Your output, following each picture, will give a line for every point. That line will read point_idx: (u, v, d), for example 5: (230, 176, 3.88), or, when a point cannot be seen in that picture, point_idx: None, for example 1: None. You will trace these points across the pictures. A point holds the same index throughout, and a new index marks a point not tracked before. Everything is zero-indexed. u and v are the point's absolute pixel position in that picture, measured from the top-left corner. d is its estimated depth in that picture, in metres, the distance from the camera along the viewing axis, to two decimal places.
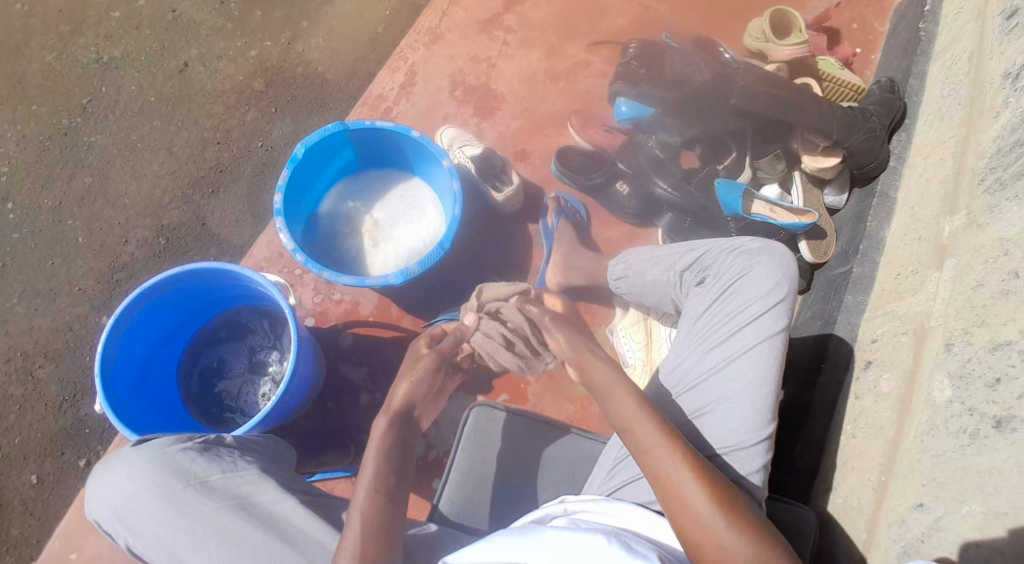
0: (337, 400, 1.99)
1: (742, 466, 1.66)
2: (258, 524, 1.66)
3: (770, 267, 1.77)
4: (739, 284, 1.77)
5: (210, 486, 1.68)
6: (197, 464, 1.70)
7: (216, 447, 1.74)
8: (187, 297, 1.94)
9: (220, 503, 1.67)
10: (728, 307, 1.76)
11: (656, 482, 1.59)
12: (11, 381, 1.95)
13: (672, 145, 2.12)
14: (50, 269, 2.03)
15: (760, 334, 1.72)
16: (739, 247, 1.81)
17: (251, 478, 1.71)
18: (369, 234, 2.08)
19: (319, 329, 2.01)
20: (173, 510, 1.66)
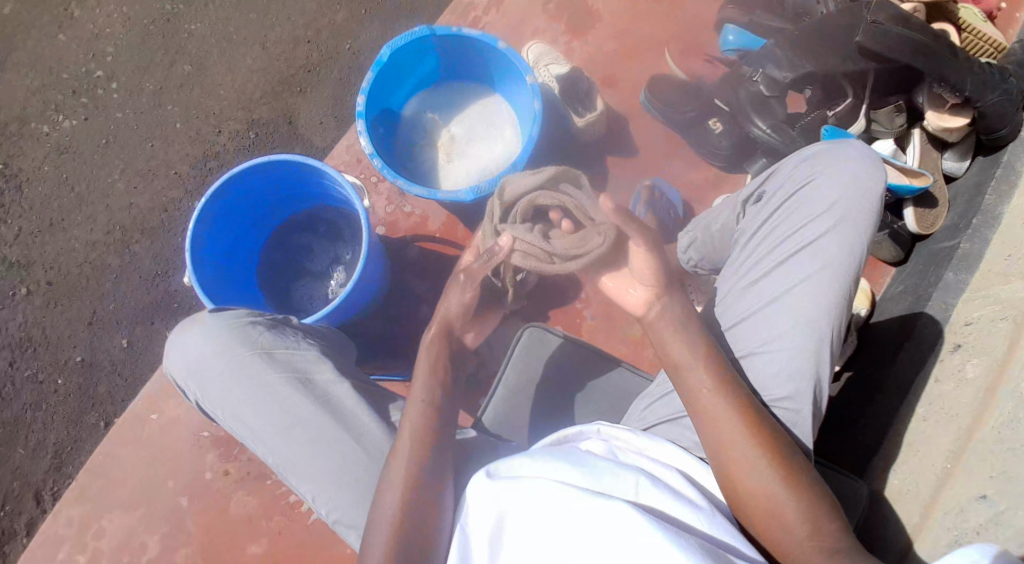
0: (400, 309, 2.02)
1: (784, 416, 1.53)
2: (314, 399, 1.62)
3: (833, 184, 1.59)
4: (795, 206, 1.61)
5: (273, 356, 1.65)
6: (263, 335, 1.67)
7: (283, 325, 1.71)
8: (278, 186, 1.94)
9: (280, 374, 1.63)
10: (788, 228, 1.60)
11: (706, 437, 1.52)
12: (111, 252, 2.09)
13: (779, 82, 1.91)
14: (150, 151, 2.14)
15: (815, 263, 1.55)
16: (801, 165, 1.64)
17: (314, 356, 1.66)
18: (445, 148, 2.10)
19: (389, 239, 2.05)
20: (237, 375, 1.64)
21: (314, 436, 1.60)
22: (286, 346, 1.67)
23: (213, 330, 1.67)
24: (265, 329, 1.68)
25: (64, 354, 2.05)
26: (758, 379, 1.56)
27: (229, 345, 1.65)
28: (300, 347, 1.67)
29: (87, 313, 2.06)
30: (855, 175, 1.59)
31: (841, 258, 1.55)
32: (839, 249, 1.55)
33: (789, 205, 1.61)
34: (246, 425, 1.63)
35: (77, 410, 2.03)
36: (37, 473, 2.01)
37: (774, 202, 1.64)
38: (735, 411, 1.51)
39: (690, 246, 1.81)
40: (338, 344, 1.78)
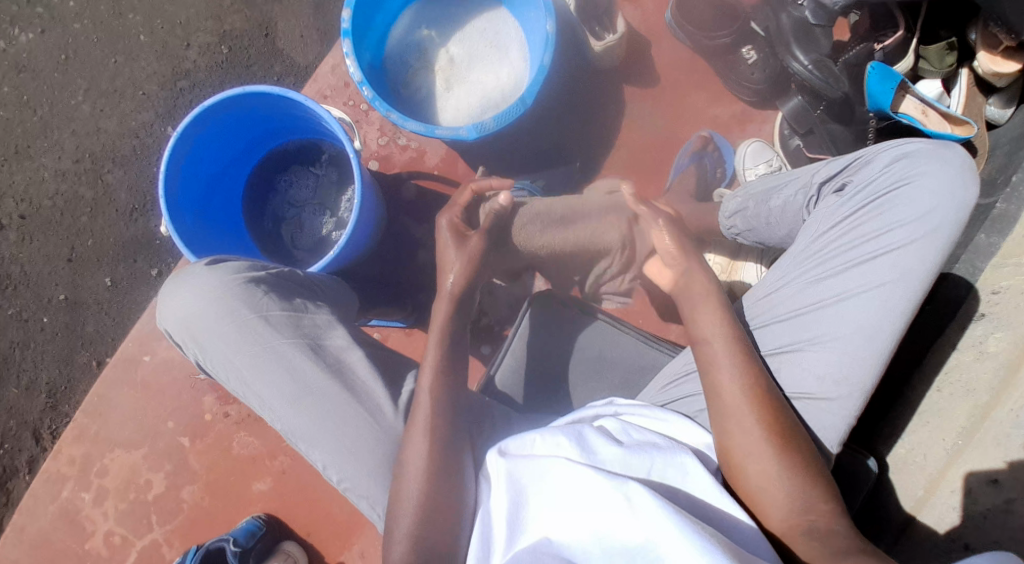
0: (395, 251, 1.91)
1: (817, 420, 1.49)
2: (329, 369, 1.52)
3: (931, 188, 1.50)
4: (884, 205, 1.51)
5: (282, 319, 1.54)
6: (269, 296, 1.56)
7: (286, 286, 1.61)
8: (262, 114, 1.79)
9: (287, 338, 1.53)
10: (872, 226, 1.51)
11: (714, 409, 1.46)
12: (83, 183, 1.95)
13: (829, 10, 1.67)
14: (114, 68, 1.94)
15: (893, 271, 1.48)
16: (899, 159, 1.53)
17: (324, 323, 1.58)
18: (443, 73, 1.90)
19: (382, 176, 1.90)
20: (242, 338, 1.53)
21: (329, 406, 1.49)
22: (295, 308, 1.57)
23: (216, 290, 1.54)
24: (270, 290, 1.58)
25: (46, 292, 1.97)
26: (801, 381, 1.50)
27: (233, 306, 1.53)
28: (310, 314, 1.58)
29: (66, 250, 1.96)
30: (956, 183, 1.49)
31: (919, 272, 1.48)
32: (922, 263, 1.48)
33: (878, 199, 1.52)
34: (253, 393, 1.52)
35: (66, 349, 1.97)
36: (32, 412, 1.98)
37: (862, 194, 1.54)
38: (751, 392, 1.45)
39: (736, 213, 1.71)
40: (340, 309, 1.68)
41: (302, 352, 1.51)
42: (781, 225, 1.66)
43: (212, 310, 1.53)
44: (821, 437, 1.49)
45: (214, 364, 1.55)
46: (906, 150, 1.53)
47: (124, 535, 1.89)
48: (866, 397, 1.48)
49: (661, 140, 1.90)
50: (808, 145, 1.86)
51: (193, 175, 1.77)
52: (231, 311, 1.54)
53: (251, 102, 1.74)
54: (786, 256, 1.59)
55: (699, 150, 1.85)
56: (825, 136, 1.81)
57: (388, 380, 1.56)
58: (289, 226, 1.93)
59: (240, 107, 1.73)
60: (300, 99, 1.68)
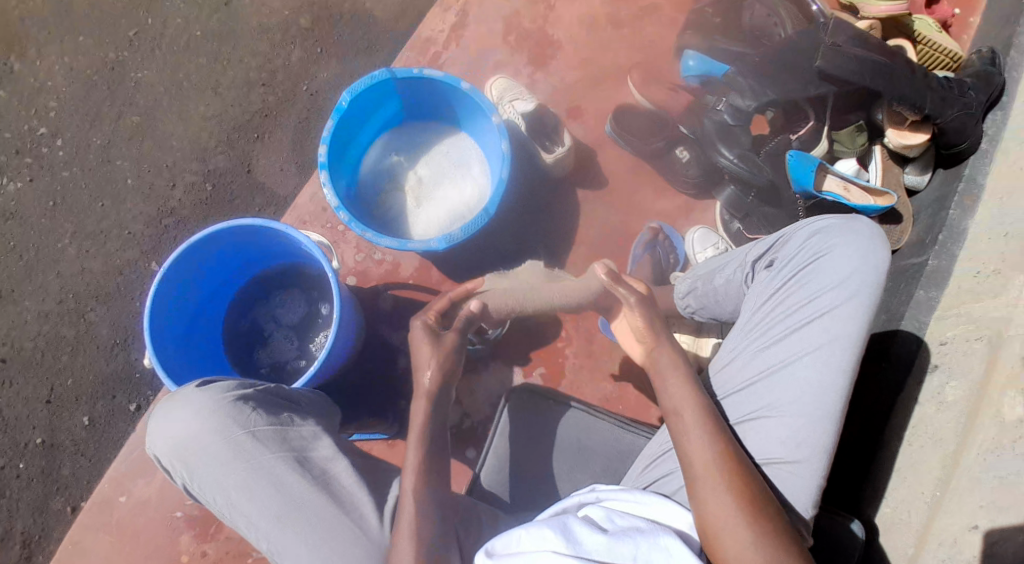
0: (376, 362, 1.98)
1: (787, 482, 1.57)
2: (315, 483, 1.50)
3: (845, 257, 1.63)
4: (807, 276, 1.65)
5: (270, 435, 1.52)
6: (256, 411, 1.54)
7: (272, 399, 1.58)
8: (243, 248, 1.88)
9: (274, 454, 1.51)
10: (800, 296, 1.64)
11: (686, 478, 1.50)
12: (66, 322, 2.00)
13: (743, 111, 1.92)
14: (100, 211, 2.06)
15: (826, 335, 1.60)
16: (814, 234, 1.68)
17: (313, 435, 1.56)
18: (413, 192, 2.04)
19: (360, 289, 2.00)
20: (229, 456, 1.51)
21: (317, 520, 1.48)
22: (282, 422, 1.55)
23: (206, 410, 1.52)
24: (258, 405, 1.55)
25: (24, 436, 1.96)
26: (765, 446, 1.59)
27: (221, 425, 1.51)
28: (299, 427, 1.56)
29: (45, 391, 1.98)
30: (868, 250, 1.63)
31: (850, 333, 1.59)
32: (851, 324, 1.60)
33: (800, 272, 1.66)
34: (241, 513, 1.49)
35: (42, 495, 1.93)
36: None
37: (787, 268, 1.67)
38: (722, 460, 1.49)
39: (688, 293, 1.84)
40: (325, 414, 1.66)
41: (289, 468, 1.49)
42: (729, 301, 1.78)
43: (200, 430, 1.51)
44: (793, 499, 1.56)
45: (200, 485, 1.52)
46: (819, 226, 1.67)
47: None
48: (829, 455, 1.57)
49: (618, 234, 2.04)
50: (747, 227, 2.01)
51: (177, 310, 1.83)
52: (218, 429, 1.51)
53: (233, 237, 1.82)
54: (733, 331, 1.72)
55: (651, 241, 1.98)
56: (762, 219, 1.97)
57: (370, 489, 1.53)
58: (272, 350, 1.98)
59: (222, 243, 1.82)
60: (282, 229, 1.77)
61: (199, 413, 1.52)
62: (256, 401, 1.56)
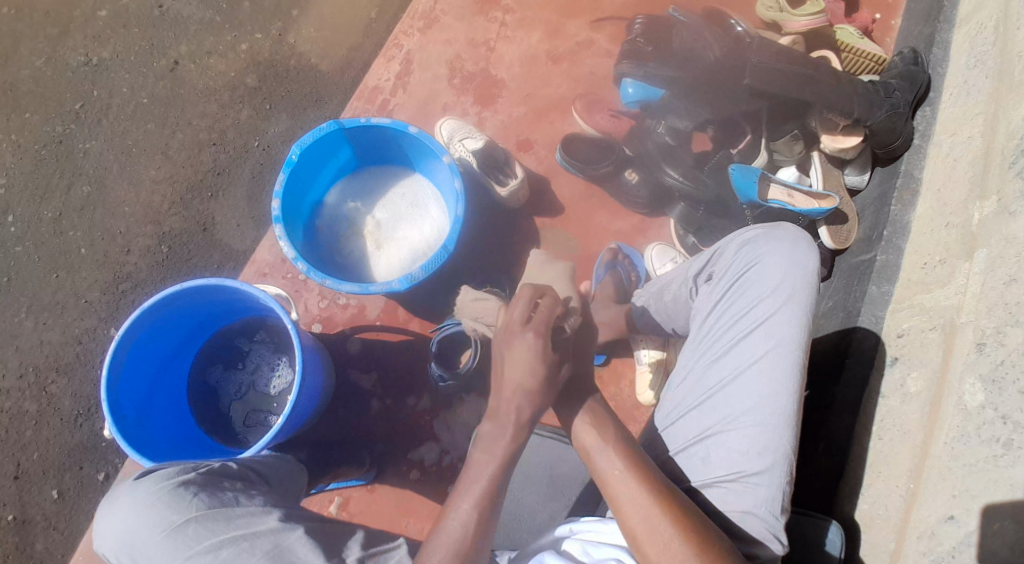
0: (346, 407, 1.97)
1: (756, 493, 1.57)
2: (266, 555, 1.47)
3: (776, 263, 1.68)
4: (743, 286, 1.69)
5: (214, 517, 1.50)
6: (198, 497, 1.52)
7: (217, 481, 1.57)
8: (197, 309, 1.88)
9: (219, 536, 1.48)
10: (739, 305, 1.68)
11: (625, 531, 1.46)
12: (29, 396, 1.96)
13: (683, 132, 2.00)
14: (56, 283, 2.03)
15: (770, 341, 1.63)
16: (744, 245, 1.73)
17: (258, 511, 1.54)
18: (371, 236, 2.06)
19: (327, 336, 1.99)
20: (173, 545, 1.47)
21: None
22: (225, 503, 1.53)
23: (144, 502, 1.50)
24: (199, 490, 1.53)
25: None
26: (727, 459, 1.60)
27: (161, 513, 1.48)
28: (244, 506, 1.54)
29: (11, 467, 1.93)
30: (795, 254, 1.67)
31: (792, 337, 1.63)
32: (790, 328, 1.63)
33: (736, 283, 1.70)
34: None
35: None
36: None
37: (724, 281, 1.72)
38: (654, 501, 1.45)
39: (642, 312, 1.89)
40: (287, 485, 1.71)
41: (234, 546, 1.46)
42: (679, 317, 1.82)
43: (141, 522, 1.48)
44: (763, 510, 1.56)
45: None
46: (747, 237, 1.73)
47: None
48: (792, 460, 1.59)
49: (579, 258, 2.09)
50: (702, 240, 2.05)
51: (132, 377, 1.81)
52: (159, 519, 1.48)
53: (186, 300, 1.82)
54: (685, 349, 1.76)
55: (612, 261, 2.02)
56: (713, 231, 2.03)
57: (329, 544, 1.52)
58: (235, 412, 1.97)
59: (174, 305, 1.82)
60: (236, 285, 1.78)
61: (139, 507, 1.49)
62: (199, 486, 1.54)
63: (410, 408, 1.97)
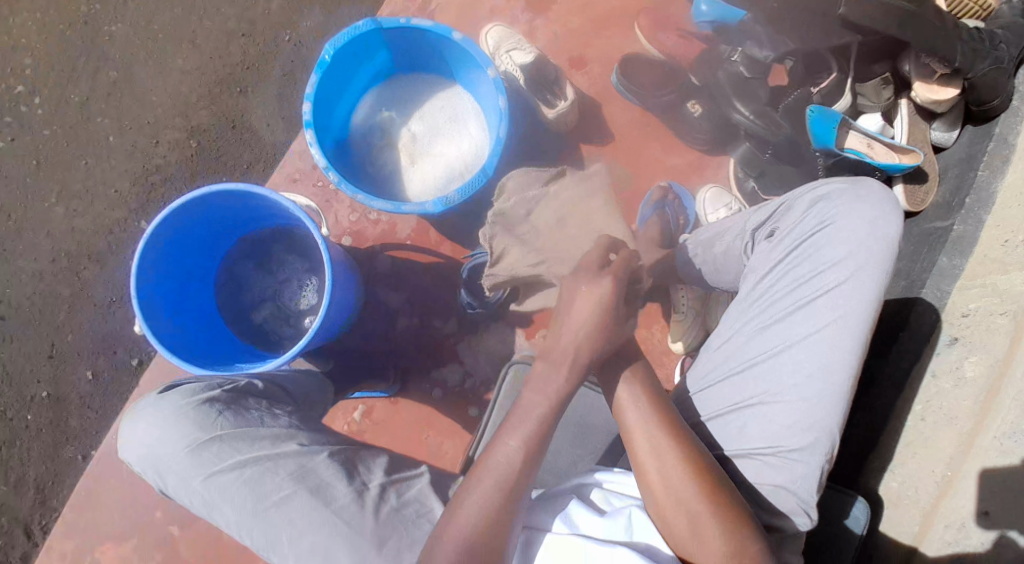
0: (370, 323, 1.92)
1: (793, 470, 1.49)
2: (289, 476, 1.47)
3: (852, 227, 1.54)
4: (812, 248, 1.55)
5: (238, 436, 1.49)
6: (222, 415, 1.51)
7: (242, 399, 1.56)
8: (236, 207, 1.82)
9: (244, 455, 1.49)
10: (804, 269, 1.55)
11: (643, 481, 1.47)
12: (62, 281, 1.99)
13: (760, 61, 1.79)
14: (85, 169, 2.03)
15: (834, 311, 1.51)
16: (818, 202, 1.58)
17: (282, 432, 1.53)
18: (406, 149, 1.98)
19: (355, 250, 1.95)
20: (199, 462, 1.48)
21: (296, 513, 1.45)
22: (250, 422, 1.52)
23: (169, 417, 1.50)
24: (224, 408, 1.52)
25: (29, 390, 1.96)
26: (766, 432, 1.51)
27: (187, 430, 1.49)
28: (268, 425, 1.53)
29: (46, 346, 1.97)
30: (876, 220, 1.52)
31: (858, 310, 1.51)
32: (858, 299, 1.51)
33: (803, 243, 1.56)
34: (219, 515, 1.47)
35: (51, 445, 1.93)
36: (22, 509, 1.92)
37: (790, 240, 1.58)
38: (682, 461, 1.45)
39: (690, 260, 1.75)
40: (311, 400, 1.69)
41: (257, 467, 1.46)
42: (728, 270, 1.69)
43: (167, 437, 1.49)
44: (799, 487, 1.48)
45: (178, 492, 1.50)
46: (822, 193, 1.57)
47: None
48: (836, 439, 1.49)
49: (624, 191, 1.96)
50: (763, 186, 1.90)
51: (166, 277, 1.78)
52: (184, 436, 1.49)
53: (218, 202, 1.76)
54: (733, 307, 1.64)
55: (660, 200, 1.88)
56: (777, 178, 1.87)
57: (352, 467, 1.52)
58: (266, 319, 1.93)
59: (206, 207, 1.76)
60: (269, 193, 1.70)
61: (166, 422, 1.50)
62: (224, 404, 1.54)
63: (437, 329, 1.92)
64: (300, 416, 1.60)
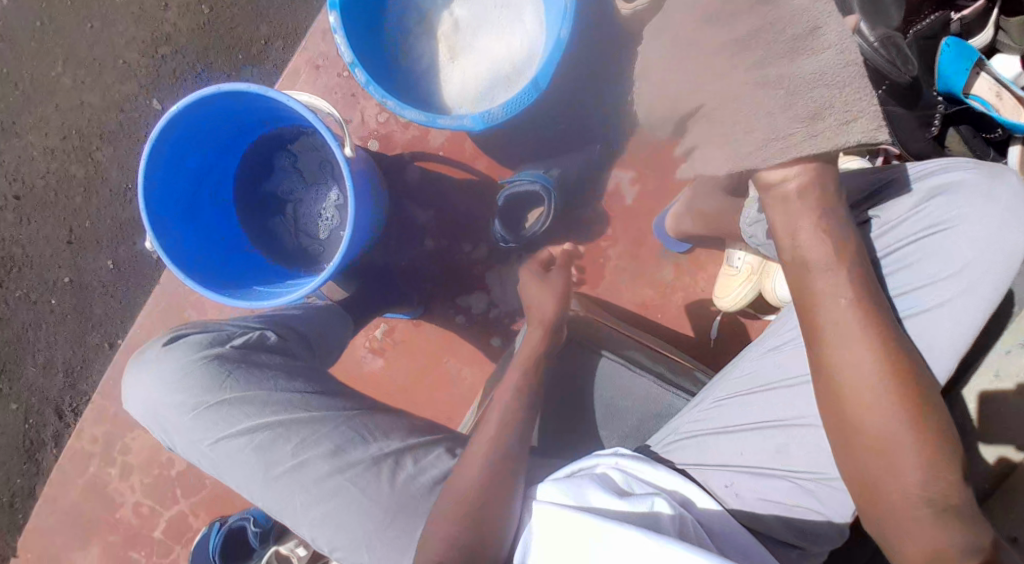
0: (398, 238, 1.77)
1: (831, 498, 1.27)
2: (303, 443, 1.29)
3: (969, 237, 1.26)
4: (914, 254, 1.28)
5: (247, 399, 1.30)
6: (231, 373, 1.31)
7: (255, 353, 1.35)
8: (252, 99, 1.50)
9: (252, 419, 1.30)
10: (899, 277, 1.28)
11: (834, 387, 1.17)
12: (74, 160, 1.89)
13: None
14: (91, 34, 1.87)
15: (923, 336, 1.25)
16: (935, 196, 1.29)
17: (297, 396, 1.32)
18: (446, 41, 1.69)
19: (382, 157, 1.77)
20: (206, 425, 1.31)
21: (310, 486, 1.28)
22: (262, 383, 1.31)
23: (172, 373, 1.31)
24: (234, 365, 1.32)
25: (51, 275, 1.92)
26: (811, 453, 1.28)
27: (192, 389, 1.31)
28: (282, 385, 1.32)
29: (64, 232, 1.90)
30: (1001, 231, 1.25)
31: (951, 339, 1.25)
32: (954, 327, 1.25)
33: (905, 245, 1.29)
34: (231, 483, 1.32)
35: (78, 330, 1.92)
36: (53, 390, 1.96)
37: (889, 237, 1.30)
38: (884, 366, 1.15)
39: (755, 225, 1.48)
40: (327, 342, 1.49)
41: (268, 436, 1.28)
42: None
43: (172, 397, 1.31)
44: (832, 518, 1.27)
45: (188, 454, 1.34)
46: (942, 187, 1.29)
47: (152, 505, 1.90)
48: None
49: None
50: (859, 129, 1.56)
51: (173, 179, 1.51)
52: (190, 397, 1.31)
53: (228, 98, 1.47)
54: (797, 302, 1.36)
55: None
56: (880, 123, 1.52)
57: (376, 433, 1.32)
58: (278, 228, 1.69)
59: (215, 103, 1.47)
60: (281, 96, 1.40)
61: (170, 379, 1.32)
62: (233, 360, 1.33)
63: (465, 255, 1.77)
64: (320, 375, 1.38)
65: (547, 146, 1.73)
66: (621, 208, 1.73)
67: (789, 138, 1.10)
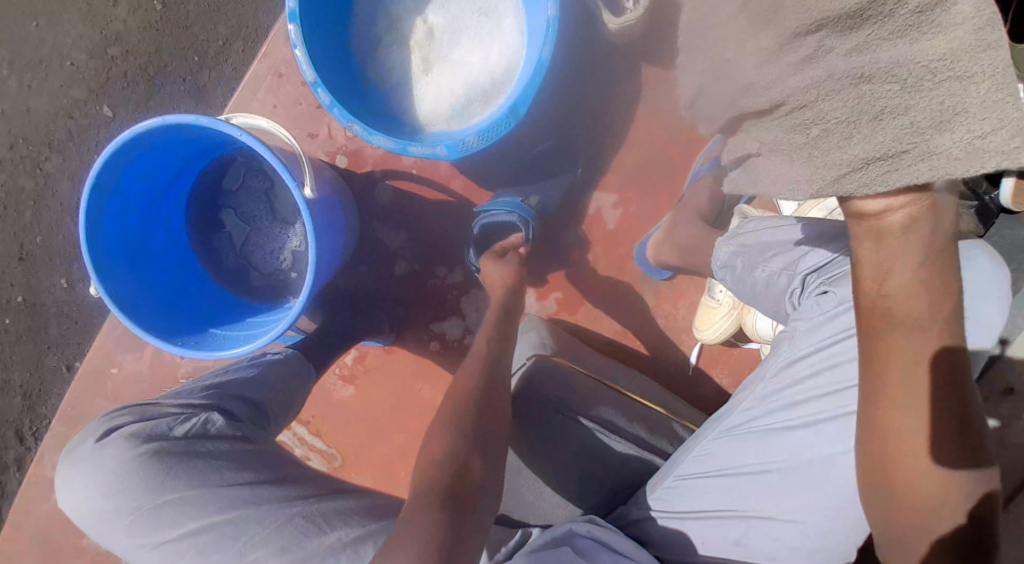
0: (369, 262, 1.65)
1: None
2: (256, 542, 1.14)
3: None
4: None
5: (193, 498, 1.16)
6: (173, 470, 1.17)
7: (201, 443, 1.21)
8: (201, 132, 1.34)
9: (199, 519, 1.15)
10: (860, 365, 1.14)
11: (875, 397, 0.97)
12: (22, 171, 1.76)
13: None
14: (36, 34, 1.73)
15: None
16: None
17: (245, 490, 1.18)
18: (421, 50, 1.51)
19: (351, 175, 1.63)
20: (148, 529, 1.16)
21: None
22: (209, 478, 1.18)
23: (105, 478, 1.17)
24: (177, 459, 1.18)
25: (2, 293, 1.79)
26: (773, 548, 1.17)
27: (131, 492, 1.16)
28: (227, 479, 1.18)
29: (14, 248, 1.77)
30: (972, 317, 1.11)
31: None
32: None
33: None
34: None
35: (34, 352, 1.79)
36: (10, 412, 1.81)
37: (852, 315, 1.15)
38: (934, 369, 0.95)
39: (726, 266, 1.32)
40: (281, 405, 1.37)
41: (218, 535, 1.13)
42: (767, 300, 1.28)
43: (108, 503, 1.16)
44: None
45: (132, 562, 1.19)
46: None
47: None
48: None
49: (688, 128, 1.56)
50: None
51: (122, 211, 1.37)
52: (129, 500, 1.16)
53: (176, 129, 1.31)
54: (755, 375, 1.23)
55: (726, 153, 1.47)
56: None
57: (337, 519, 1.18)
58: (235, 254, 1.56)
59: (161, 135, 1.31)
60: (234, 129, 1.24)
61: (105, 484, 1.17)
62: (176, 452, 1.19)
63: (440, 281, 1.65)
64: (275, 459, 1.26)
65: (527, 165, 1.58)
66: (605, 233, 1.60)
67: (901, 155, 0.83)
